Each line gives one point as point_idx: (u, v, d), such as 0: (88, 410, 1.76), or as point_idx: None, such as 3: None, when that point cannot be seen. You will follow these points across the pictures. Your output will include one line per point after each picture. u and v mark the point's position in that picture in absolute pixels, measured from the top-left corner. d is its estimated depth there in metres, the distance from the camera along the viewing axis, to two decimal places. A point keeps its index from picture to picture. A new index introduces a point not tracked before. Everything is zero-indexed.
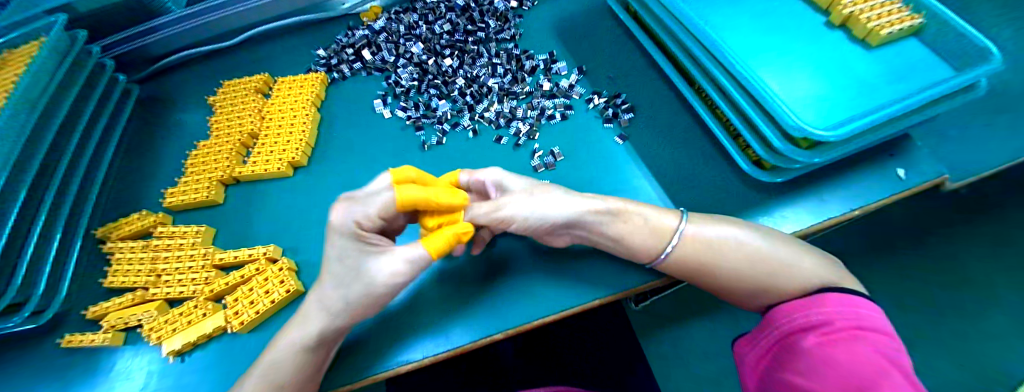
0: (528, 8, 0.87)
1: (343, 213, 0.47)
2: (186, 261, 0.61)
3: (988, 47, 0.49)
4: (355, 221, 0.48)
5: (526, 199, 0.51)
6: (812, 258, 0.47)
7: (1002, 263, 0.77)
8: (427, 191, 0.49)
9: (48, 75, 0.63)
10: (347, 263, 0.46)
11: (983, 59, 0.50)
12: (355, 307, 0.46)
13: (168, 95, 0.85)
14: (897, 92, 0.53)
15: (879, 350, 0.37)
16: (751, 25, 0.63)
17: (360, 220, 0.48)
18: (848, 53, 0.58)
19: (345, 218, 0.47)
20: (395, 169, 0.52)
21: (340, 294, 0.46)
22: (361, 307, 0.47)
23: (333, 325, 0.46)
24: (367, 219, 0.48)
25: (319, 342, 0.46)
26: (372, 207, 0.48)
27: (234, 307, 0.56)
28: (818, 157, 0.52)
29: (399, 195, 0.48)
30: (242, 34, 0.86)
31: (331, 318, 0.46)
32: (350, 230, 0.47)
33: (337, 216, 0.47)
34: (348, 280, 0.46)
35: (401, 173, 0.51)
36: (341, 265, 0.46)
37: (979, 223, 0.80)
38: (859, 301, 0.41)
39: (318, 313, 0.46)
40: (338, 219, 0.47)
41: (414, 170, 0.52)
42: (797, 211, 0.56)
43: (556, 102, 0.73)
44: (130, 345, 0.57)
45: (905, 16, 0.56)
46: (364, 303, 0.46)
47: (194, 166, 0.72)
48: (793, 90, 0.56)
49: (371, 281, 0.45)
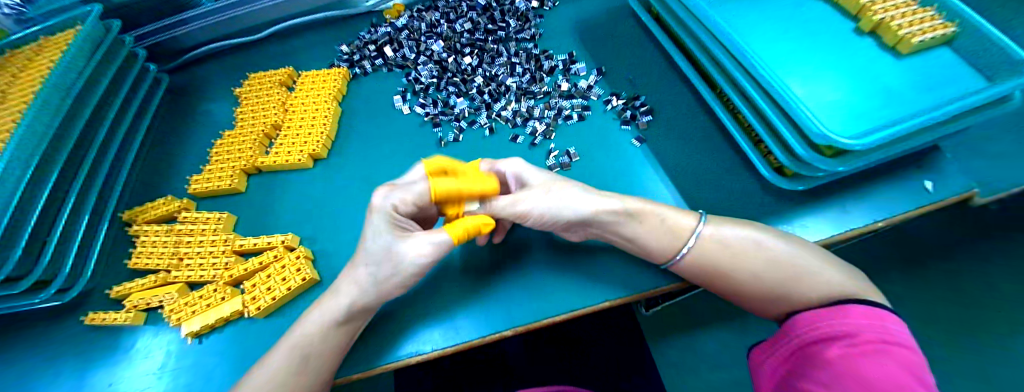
0: (548, 9, 0.87)
1: (381, 195, 0.47)
2: (208, 245, 0.63)
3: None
4: (391, 205, 0.47)
5: (544, 196, 0.50)
6: (833, 268, 0.46)
7: None
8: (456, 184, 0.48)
9: (83, 62, 0.65)
10: (378, 243, 0.46)
11: (1016, 70, 0.49)
12: (383, 286, 0.47)
13: (196, 85, 0.87)
14: (928, 101, 0.52)
15: (904, 366, 0.36)
16: (776, 30, 0.62)
17: (397, 204, 0.47)
18: (877, 61, 0.56)
19: (383, 199, 0.47)
20: (428, 159, 0.51)
21: (370, 273, 0.47)
22: (390, 285, 0.48)
23: (361, 300, 0.47)
24: (403, 202, 0.48)
25: (347, 317, 0.48)
26: (409, 192, 0.48)
27: (252, 293, 0.57)
28: (842, 166, 0.50)
29: (436, 189, 0.47)
30: (272, 26, 0.89)
31: (360, 293, 0.47)
32: (386, 212, 0.47)
33: (376, 198, 0.47)
34: (381, 259, 0.46)
35: (437, 163, 0.51)
36: (372, 244, 0.47)
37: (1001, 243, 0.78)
38: (883, 314, 0.41)
39: (349, 288, 0.47)
40: (377, 202, 0.47)
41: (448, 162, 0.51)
42: (818, 221, 0.55)
43: (573, 103, 0.73)
44: (150, 325, 0.58)
45: (938, 24, 0.54)
46: (389, 281, 0.47)
47: (217, 154, 0.74)
48: (818, 96, 0.55)
49: (400, 263, 0.46)
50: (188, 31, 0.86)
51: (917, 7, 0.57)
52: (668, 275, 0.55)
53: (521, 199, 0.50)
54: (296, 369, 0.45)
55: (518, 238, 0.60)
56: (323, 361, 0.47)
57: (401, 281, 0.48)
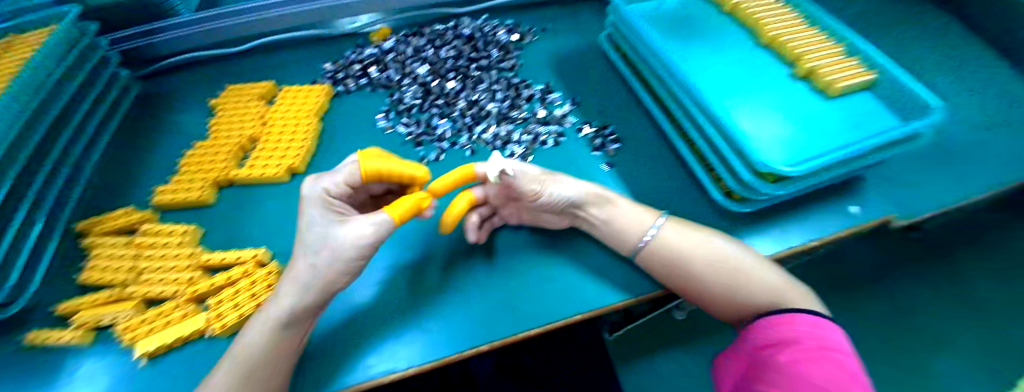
0: (528, 42, 0.94)
1: (314, 181, 0.51)
2: (170, 260, 0.60)
3: (930, 102, 0.58)
4: (323, 189, 0.50)
5: (557, 180, 0.58)
6: (771, 268, 0.53)
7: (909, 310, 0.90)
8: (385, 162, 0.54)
9: (55, 62, 0.63)
10: (315, 230, 0.47)
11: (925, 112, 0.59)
12: (327, 276, 0.47)
13: (167, 95, 0.85)
14: (853, 137, 0.61)
15: (843, 369, 0.41)
16: (728, 72, 0.71)
17: (326, 189, 0.50)
18: (812, 101, 0.66)
19: (312, 187, 0.50)
20: (362, 150, 0.55)
21: (312, 263, 0.46)
22: (335, 274, 0.47)
23: (304, 302, 0.46)
24: (334, 187, 0.51)
25: (292, 320, 0.46)
26: (339, 176, 0.51)
27: (217, 310, 0.54)
28: (781, 189, 0.57)
29: (363, 168, 0.52)
30: (253, 41, 0.90)
31: (300, 295, 0.46)
32: (317, 198, 0.49)
33: (307, 188, 0.50)
34: (318, 245, 0.47)
35: (364, 152, 0.55)
36: (309, 231, 0.48)
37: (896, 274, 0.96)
38: (825, 324, 0.46)
39: (289, 291, 0.46)
40: (308, 191, 0.50)
41: (371, 150, 0.56)
42: (761, 240, 0.62)
43: (550, 129, 0.78)
44: (99, 346, 0.54)
45: (860, 72, 0.65)
46: (331, 275, 0.47)
47: (187, 165, 0.72)
48: (760, 128, 0.63)
49: (339, 247, 0.46)
50: (166, 39, 0.84)
51: (843, 59, 0.67)
52: (637, 289, 0.57)
53: (543, 183, 0.57)
54: (241, 384, 0.43)
55: (501, 247, 0.62)
56: (271, 374, 0.45)
57: (336, 264, 0.47)
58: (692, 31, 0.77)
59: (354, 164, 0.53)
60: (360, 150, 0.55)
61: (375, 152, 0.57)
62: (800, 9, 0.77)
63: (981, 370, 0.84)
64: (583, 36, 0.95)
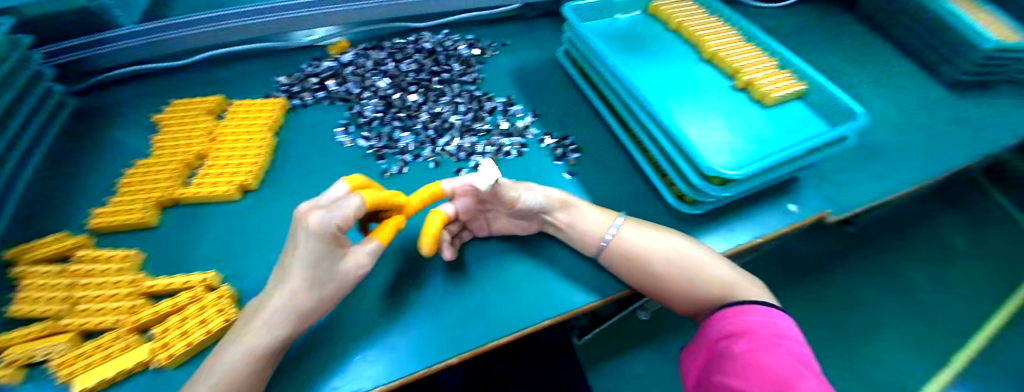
0: (488, 56, 0.96)
1: (318, 213, 0.44)
2: (110, 288, 0.56)
3: (852, 109, 0.64)
4: (337, 226, 0.45)
5: (534, 191, 0.58)
6: (721, 261, 0.57)
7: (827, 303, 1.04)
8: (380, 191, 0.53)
9: None
10: (322, 265, 0.44)
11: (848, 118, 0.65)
12: (322, 304, 0.46)
13: (106, 112, 0.80)
14: (788, 142, 0.66)
15: (796, 356, 0.43)
16: (676, 84, 0.75)
17: (338, 225, 0.45)
18: (752, 110, 0.71)
19: (326, 222, 0.44)
20: (347, 177, 0.51)
21: (314, 296, 0.45)
22: (324, 303, 0.47)
23: (279, 335, 0.44)
24: (343, 222, 0.46)
25: (265, 355, 0.43)
26: (349, 210, 0.46)
27: (163, 339, 0.50)
28: (727, 192, 0.62)
29: (366, 199, 0.49)
30: (203, 53, 0.87)
31: (274, 329, 0.43)
32: (328, 233, 0.44)
33: (314, 220, 0.43)
34: (323, 279, 0.45)
35: (354, 179, 0.52)
36: (316, 267, 0.44)
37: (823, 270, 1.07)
38: (777, 315, 0.50)
39: (262, 328, 0.43)
40: (315, 223, 0.43)
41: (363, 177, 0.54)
42: (713, 240, 0.66)
43: (513, 140, 0.79)
44: (28, 386, 0.49)
45: (792, 84, 0.72)
46: (322, 304, 0.46)
47: (127, 186, 0.67)
48: (706, 135, 0.68)
49: (343, 277, 0.47)
50: (104, 51, 0.78)
51: (777, 72, 0.74)
52: (601, 292, 0.59)
53: (518, 189, 0.57)
54: None
55: (467, 257, 0.62)
56: None
57: (337, 291, 0.47)
58: (641, 46, 0.82)
59: (356, 197, 0.48)
60: (345, 177, 0.51)
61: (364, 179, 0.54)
62: (737, 26, 0.83)
63: (882, 347, 1.00)
64: (541, 51, 0.98)
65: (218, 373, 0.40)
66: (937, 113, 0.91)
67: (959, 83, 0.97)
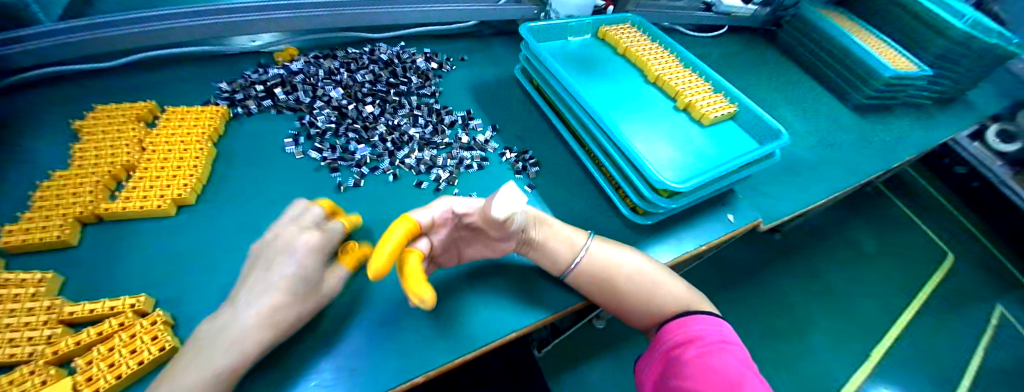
0: (446, 70, 0.96)
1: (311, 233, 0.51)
2: (22, 315, 0.50)
3: (778, 129, 0.72)
4: (329, 244, 0.52)
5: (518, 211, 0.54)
6: (675, 279, 0.61)
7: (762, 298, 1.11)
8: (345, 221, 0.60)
9: None
10: (310, 277, 0.49)
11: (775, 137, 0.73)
12: (297, 320, 0.48)
13: (12, 117, 0.71)
14: (724, 158, 0.73)
15: (736, 357, 0.49)
16: (626, 102, 0.81)
17: (327, 244, 0.52)
18: (692, 129, 0.78)
19: (321, 239, 0.51)
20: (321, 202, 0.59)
21: (294, 308, 0.47)
22: (298, 320, 0.48)
23: (247, 349, 0.43)
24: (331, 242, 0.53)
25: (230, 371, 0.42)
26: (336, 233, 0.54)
27: (88, 371, 0.46)
28: (674, 204, 0.67)
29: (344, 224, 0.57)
30: (132, 55, 0.81)
31: (244, 342, 0.43)
32: (321, 249, 0.51)
33: (311, 238, 0.50)
34: (306, 292, 0.48)
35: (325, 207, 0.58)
36: (304, 278, 0.48)
37: None
38: (718, 319, 0.56)
39: (231, 340, 0.43)
40: (313, 240, 0.50)
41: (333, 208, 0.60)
42: (662, 248, 0.70)
43: (473, 154, 0.80)
44: None
45: (727, 106, 0.79)
46: (297, 321, 0.48)
47: (41, 200, 0.60)
48: (657, 152, 0.73)
49: (324, 294, 0.51)
50: (39, 47, 0.70)
51: (712, 94, 0.81)
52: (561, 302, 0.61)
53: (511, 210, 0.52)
54: None
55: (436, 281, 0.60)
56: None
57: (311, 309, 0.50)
58: (593, 67, 0.86)
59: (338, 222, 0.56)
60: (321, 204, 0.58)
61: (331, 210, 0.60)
62: (676, 50, 0.90)
63: None
64: (497, 67, 1.00)
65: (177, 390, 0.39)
66: (847, 132, 1.04)
67: (864, 106, 1.11)
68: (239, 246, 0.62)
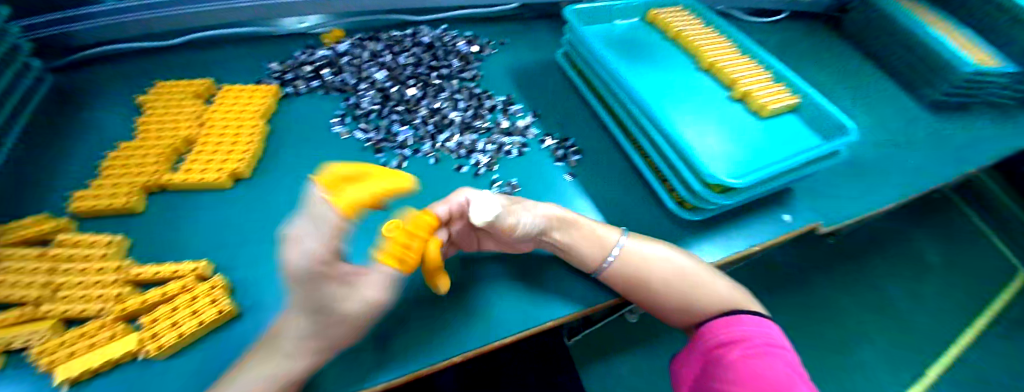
0: (487, 54, 0.95)
1: (290, 243, 0.30)
2: (94, 274, 0.53)
3: (845, 124, 0.66)
4: (318, 265, 0.31)
5: (525, 211, 0.55)
6: (722, 280, 0.58)
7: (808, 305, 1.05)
8: (370, 188, 0.34)
9: None
10: (319, 301, 0.35)
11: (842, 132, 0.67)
12: (343, 331, 0.40)
13: (86, 92, 0.77)
14: (783, 154, 0.68)
15: (784, 363, 0.47)
16: (675, 90, 0.76)
17: (321, 261, 0.31)
18: (748, 121, 0.73)
19: (301, 263, 0.30)
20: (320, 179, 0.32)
21: (327, 327, 0.39)
22: (346, 330, 0.40)
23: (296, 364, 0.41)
24: (329, 255, 0.31)
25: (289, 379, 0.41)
26: (325, 237, 0.30)
27: (153, 329, 0.49)
28: (726, 199, 0.63)
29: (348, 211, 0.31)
30: (189, 34, 0.85)
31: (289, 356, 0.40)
32: (310, 274, 0.32)
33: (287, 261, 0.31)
34: (327, 314, 0.37)
35: (330, 172, 0.33)
36: (314, 304, 0.36)
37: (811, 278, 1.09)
38: (764, 322, 0.53)
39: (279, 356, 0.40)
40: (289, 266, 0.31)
41: (350, 168, 0.34)
42: (709, 246, 0.67)
43: (513, 139, 0.79)
44: (6, 372, 0.47)
45: (788, 97, 0.74)
46: (343, 331, 0.40)
47: (112, 168, 0.64)
48: (709, 144, 0.69)
49: (353, 307, 0.38)
50: (89, 27, 0.76)
51: (772, 84, 0.75)
52: (600, 294, 0.60)
53: (515, 213, 0.53)
54: None
55: (468, 270, 0.60)
56: None
57: (352, 327, 0.41)
58: (641, 53, 0.82)
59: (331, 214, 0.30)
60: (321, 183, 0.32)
61: (353, 167, 0.35)
62: (733, 36, 0.85)
63: None
64: (539, 51, 0.98)
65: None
66: (920, 131, 0.95)
67: (939, 104, 1.00)
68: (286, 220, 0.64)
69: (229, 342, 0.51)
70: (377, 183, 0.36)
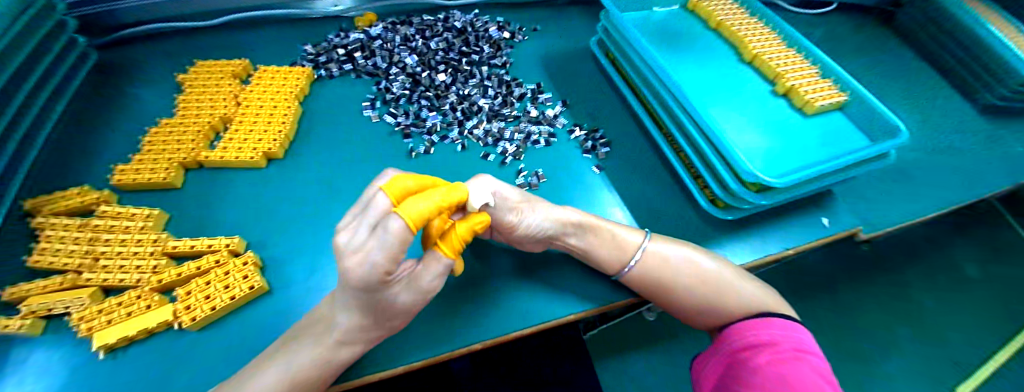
0: (518, 41, 0.93)
1: (353, 250, 0.35)
2: (133, 245, 0.55)
3: (896, 125, 0.62)
4: (382, 271, 0.35)
5: (531, 212, 0.53)
6: (753, 285, 0.55)
7: (838, 313, 1.01)
8: (431, 199, 0.38)
9: (6, 23, 0.58)
10: (375, 299, 0.39)
11: (893, 134, 0.63)
12: (394, 321, 0.44)
13: (129, 68, 0.79)
14: (827, 154, 0.65)
15: (816, 370, 0.44)
16: (713, 83, 0.73)
17: (382, 268, 0.35)
18: (790, 118, 0.69)
19: (367, 270, 0.35)
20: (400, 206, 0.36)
21: (379, 319, 0.42)
22: (394, 321, 0.44)
23: (332, 339, 0.43)
24: (390, 264, 0.35)
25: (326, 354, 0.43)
26: (389, 246, 0.34)
27: (187, 301, 0.50)
28: (763, 200, 0.60)
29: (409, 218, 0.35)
30: (230, 15, 0.86)
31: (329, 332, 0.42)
32: (372, 278, 0.36)
33: (353, 268, 0.35)
34: (381, 310, 0.41)
35: (397, 185, 0.39)
36: (371, 302, 0.40)
37: (843, 285, 1.04)
38: (796, 326, 0.50)
39: (317, 333, 0.43)
40: (357, 271, 0.35)
41: (412, 181, 0.40)
42: (741, 248, 0.65)
43: (541, 129, 0.78)
44: (48, 336, 0.49)
45: (835, 93, 0.70)
46: (392, 321, 0.44)
47: (151, 144, 0.66)
48: (746, 142, 0.66)
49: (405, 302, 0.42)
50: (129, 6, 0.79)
51: (820, 80, 0.71)
52: (623, 291, 0.59)
53: (520, 213, 0.52)
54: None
55: (490, 260, 0.60)
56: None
57: (402, 319, 0.45)
58: (680, 43, 0.79)
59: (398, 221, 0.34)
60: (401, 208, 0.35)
61: (417, 180, 0.41)
62: (778, 28, 0.81)
63: (914, 377, 0.94)
64: (572, 39, 0.95)
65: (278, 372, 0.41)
66: (976, 136, 0.89)
67: (999, 107, 0.93)
68: (315, 201, 0.65)
69: (258, 317, 0.52)
70: (436, 193, 0.39)
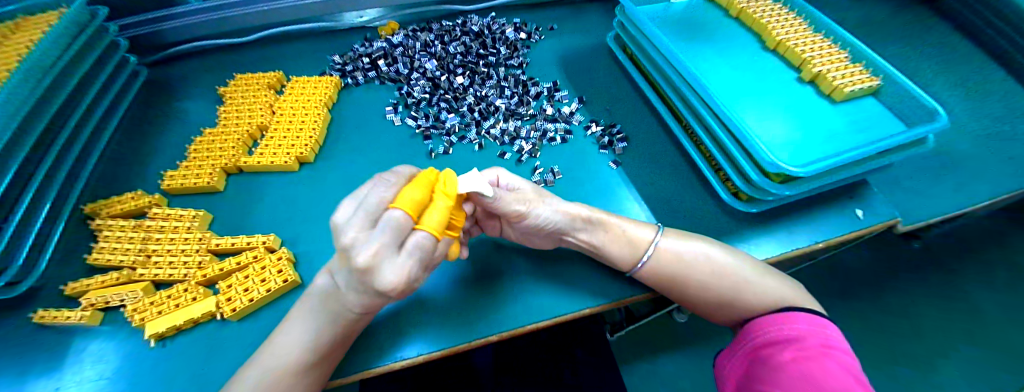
0: (535, 41, 0.95)
1: (393, 269, 0.37)
2: (181, 243, 0.61)
3: (935, 109, 0.59)
4: (417, 275, 0.39)
5: (542, 202, 0.54)
6: (776, 279, 0.53)
7: (880, 313, 0.95)
8: (443, 208, 0.42)
9: (63, 46, 0.65)
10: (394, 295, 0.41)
11: (932, 117, 0.59)
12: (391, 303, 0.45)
13: (175, 83, 0.87)
14: (858, 141, 0.62)
15: (844, 367, 0.42)
16: (733, 73, 0.72)
17: (416, 275, 0.39)
18: (818, 106, 0.67)
19: (411, 279, 0.38)
20: (421, 224, 0.40)
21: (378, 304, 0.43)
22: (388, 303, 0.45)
23: (332, 322, 0.44)
24: (420, 271, 0.40)
25: (336, 339, 0.45)
26: (421, 255, 0.39)
27: (228, 293, 0.55)
28: (789, 191, 0.58)
29: (434, 232, 0.41)
30: (265, 31, 0.93)
31: (330, 314, 0.44)
32: (410, 284, 0.39)
33: (393, 285, 0.37)
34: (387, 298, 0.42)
35: (407, 198, 0.40)
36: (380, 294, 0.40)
37: (886, 284, 0.98)
38: (823, 321, 0.48)
39: (319, 315, 0.44)
40: (397, 286, 0.37)
41: (419, 191, 0.41)
42: (766, 242, 0.62)
43: (557, 126, 0.78)
44: (106, 326, 0.55)
45: (867, 77, 0.66)
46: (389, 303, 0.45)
47: (196, 151, 0.72)
48: (769, 132, 0.64)
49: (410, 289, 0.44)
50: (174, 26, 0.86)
51: (850, 65, 0.68)
52: (638, 286, 0.58)
53: (532, 205, 0.53)
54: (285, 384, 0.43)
55: (501, 257, 0.61)
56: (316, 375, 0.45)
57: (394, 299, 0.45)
58: (699, 34, 0.78)
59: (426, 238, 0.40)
60: (420, 225, 0.40)
61: (420, 186, 0.42)
62: (805, 13, 0.78)
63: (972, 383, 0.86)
64: (588, 35, 0.96)
65: (287, 353, 0.44)
66: None
67: None
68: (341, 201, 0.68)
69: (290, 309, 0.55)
70: (443, 200, 0.42)
